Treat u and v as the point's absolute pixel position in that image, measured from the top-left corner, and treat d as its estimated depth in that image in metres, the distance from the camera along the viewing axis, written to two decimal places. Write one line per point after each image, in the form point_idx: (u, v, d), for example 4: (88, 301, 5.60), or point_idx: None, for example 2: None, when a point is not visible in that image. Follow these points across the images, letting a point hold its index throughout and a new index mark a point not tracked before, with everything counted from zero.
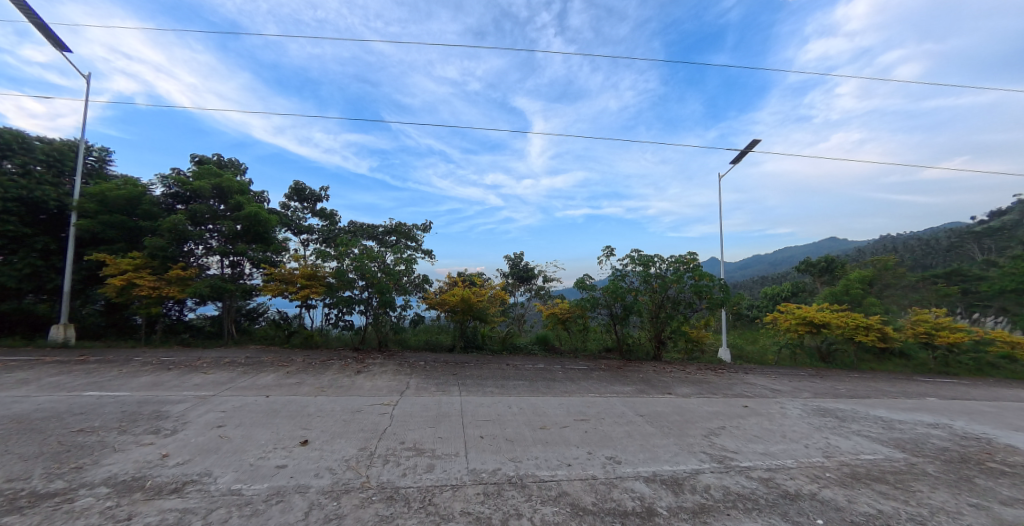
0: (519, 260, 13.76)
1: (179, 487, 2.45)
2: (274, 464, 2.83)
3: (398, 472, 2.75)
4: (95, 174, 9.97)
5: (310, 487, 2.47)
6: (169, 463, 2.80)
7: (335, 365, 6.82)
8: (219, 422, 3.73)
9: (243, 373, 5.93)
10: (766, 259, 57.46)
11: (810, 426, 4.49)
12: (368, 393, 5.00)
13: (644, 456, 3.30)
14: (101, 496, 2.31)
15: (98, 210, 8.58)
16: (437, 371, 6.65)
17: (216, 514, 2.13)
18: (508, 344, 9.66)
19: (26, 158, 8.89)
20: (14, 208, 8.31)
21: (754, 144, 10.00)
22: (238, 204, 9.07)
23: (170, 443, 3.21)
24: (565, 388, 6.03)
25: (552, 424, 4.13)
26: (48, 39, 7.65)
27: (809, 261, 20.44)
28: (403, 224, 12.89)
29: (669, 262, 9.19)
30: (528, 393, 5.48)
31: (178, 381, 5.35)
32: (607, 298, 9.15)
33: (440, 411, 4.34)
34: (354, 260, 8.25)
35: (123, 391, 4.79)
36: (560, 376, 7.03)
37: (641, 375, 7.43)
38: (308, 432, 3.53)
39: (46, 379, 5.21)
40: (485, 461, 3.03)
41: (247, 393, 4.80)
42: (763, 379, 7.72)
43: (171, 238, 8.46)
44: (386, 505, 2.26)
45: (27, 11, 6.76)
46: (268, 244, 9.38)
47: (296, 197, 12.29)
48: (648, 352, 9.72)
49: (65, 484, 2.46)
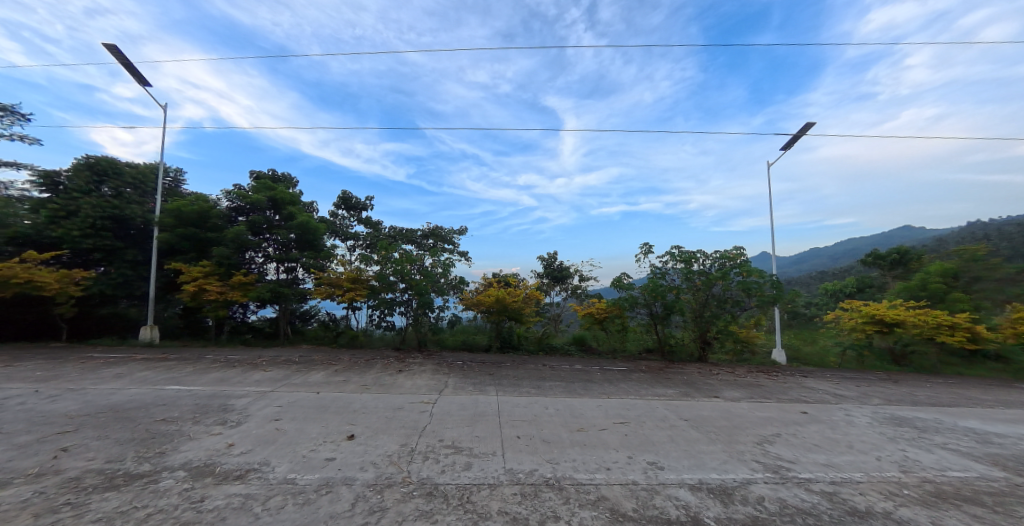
0: (553, 259, 13.64)
1: (242, 474, 2.68)
2: (323, 456, 3.01)
3: (437, 469, 2.82)
4: (172, 192, 11.24)
5: (356, 479, 2.60)
6: (234, 452, 3.08)
7: (379, 364, 7.13)
8: (276, 416, 4.04)
9: (296, 371, 6.39)
10: (825, 253, 52.50)
11: (882, 437, 4.02)
12: (409, 391, 5.18)
13: (688, 462, 3.13)
14: (180, 479, 2.59)
15: (174, 224, 9.61)
16: (474, 371, 6.75)
17: (274, 500, 2.31)
18: (544, 345, 9.61)
19: (117, 182, 10.21)
20: (108, 224, 9.55)
21: (808, 127, 9.20)
22: (291, 214, 9.84)
23: (235, 433, 3.53)
24: (603, 389, 5.88)
25: (590, 426, 4.05)
26: (133, 77, 8.75)
27: (876, 254, 18.37)
28: (440, 227, 13.23)
29: (713, 258, 8.69)
30: (564, 394, 5.42)
31: (241, 378, 5.86)
32: (646, 297, 8.86)
33: (476, 411, 4.38)
34: (395, 264, 8.61)
35: (196, 385, 5.34)
36: (597, 377, 6.88)
37: (684, 378, 7.08)
38: (354, 427, 3.73)
39: (136, 374, 5.94)
40: (522, 462, 3.02)
41: (301, 390, 5.16)
42: (824, 384, 7.08)
43: (235, 247, 9.24)
44: (426, 501, 2.33)
45: (116, 53, 7.74)
46: (317, 251, 9.99)
47: (343, 206, 13.02)
48: (692, 354, 9.23)
49: (150, 466, 2.78)
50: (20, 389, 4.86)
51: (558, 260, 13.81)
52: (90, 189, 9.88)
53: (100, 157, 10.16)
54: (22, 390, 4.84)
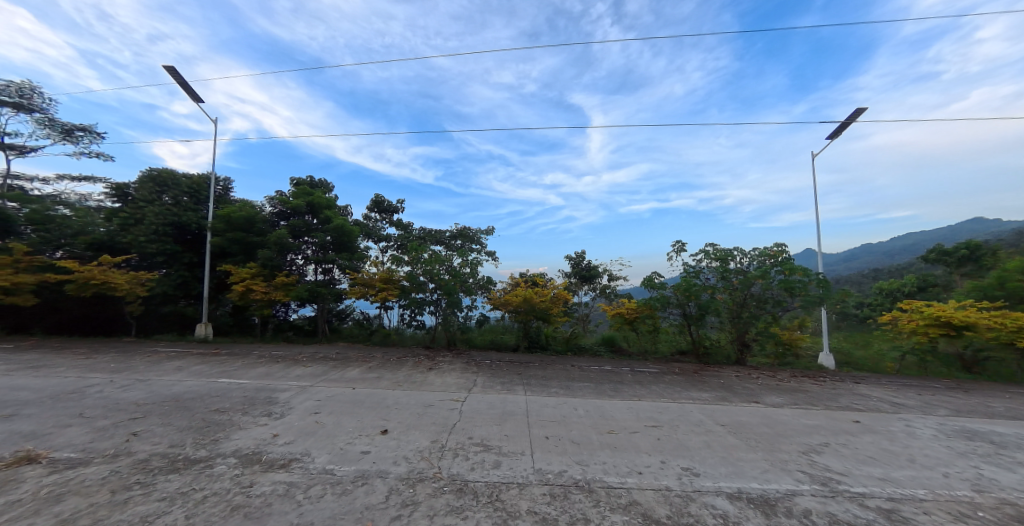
0: (581, 258, 13.46)
1: (286, 463, 2.85)
2: (359, 449, 3.14)
3: (467, 466, 2.86)
4: (222, 199, 12.13)
5: (389, 472, 2.69)
6: (278, 441, 3.28)
7: (410, 361, 7.34)
8: (315, 409, 4.26)
9: (333, 367, 6.72)
10: (880, 249, 48.33)
11: (950, 452, 3.65)
12: (439, 389, 5.30)
13: (726, 470, 2.99)
14: (232, 465, 2.80)
15: (224, 229, 10.35)
16: (502, 370, 6.79)
17: (314, 489, 2.44)
18: (572, 345, 9.52)
19: (176, 192, 11.16)
20: (168, 230, 10.45)
21: (858, 113, 8.51)
22: (327, 218, 10.34)
23: (279, 424, 3.76)
24: (634, 391, 5.75)
25: (620, 428, 3.96)
26: (188, 95, 9.52)
27: (941, 250, 16.70)
28: (467, 228, 13.42)
29: (752, 256, 8.25)
30: (593, 395, 5.35)
31: (284, 372, 6.23)
32: (679, 296, 8.55)
33: (505, 410, 4.41)
34: (425, 264, 8.82)
35: (245, 379, 5.74)
36: (628, 379, 6.72)
37: (721, 381, 6.77)
38: (387, 422, 3.86)
39: (194, 368, 6.47)
40: (551, 462, 3.00)
41: (338, 385, 5.41)
42: (880, 391, 6.53)
43: (277, 249, 9.83)
44: (456, 497, 2.37)
45: (174, 73, 8.46)
46: (352, 253, 10.43)
47: (376, 209, 13.50)
48: (729, 356, 8.81)
49: (206, 452, 3.02)
50: (99, 379, 5.43)
51: (586, 259, 13.59)
52: (153, 198, 10.86)
53: (161, 169, 11.14)
54: (100, 379, 5.41)
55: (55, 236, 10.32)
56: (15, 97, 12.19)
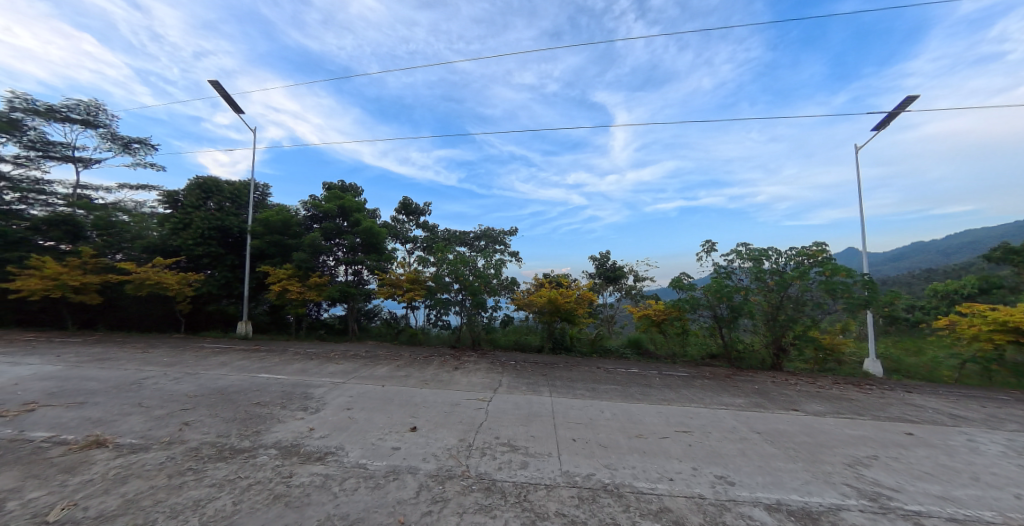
0: (606, 259, 13.23)
1: (322, 456, 2.98)
2: (390, 445, 3.24)
3: (494, 465, 2.89)
4: (261, 205, 12.84)
5: (419, 469, 2.75)
6: (314, 435, 3.43)
7: (436, 361, 7.48)
8: (348, 405, 4.42)
9: (364, 365, 6.95)
10: (934, 247, 44.61)
11: (1022, 471, 3.31)
12: (465, 388, 5.36)
13: (762, 480, 2.86)
14: (273, 456, 2.96)
15: (262, 232, 10.92)
16: (527, 370, 6.80)
17: (348, 482, 2.54)
18: (598, 347, 9.39)
19: (220, 198, 11.92)
20: (213, 234, 11.17)
21: (909, 102, 7.91)
22: (357, 221, 10.73)
23: (314, 419, 3.93)
24: (663, 395, 5.59)
25: (649, 433, 3.87)
26: (230, 107, 10.15)
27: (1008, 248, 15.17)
28: (491, 228, 13.52)
29: (789, 256, 7.84)
30: (621, 398, 5.25)
31: (318, 369, 6.51)
32: (710, 298, 8.24)
33: (531, 411, 4.41)
34: (450, 265, 8.97)
35: (283, 374, 6.05)
36: (656, 382, 6.55)
37: (756, 387, 6.47)
38: (416, 420, 3.96)
39: (236, 363, 6.87)
40: (578, 465, 2.97)
41: (368, 382, 5.59)
42: (937, 402, 6.02)
43: (311, 251, 10.28)
44: (484, 495, 2.40)
45: (218, 87, 9.05)
46: (380, 254, 10.76)
47: (403, 211, 13.85)
48: (764, 361, 8.40)
49: (250, 443, 3.20)
50: (154, 371, 5.88)
51: (611, 260, 13.35)
52: (200, 204, 11.65)
53: (206, 177, 11.94)
54: (155, 372, 5.86)
55: (116, 240, 11.29)
56: (83, 114, 13.43)
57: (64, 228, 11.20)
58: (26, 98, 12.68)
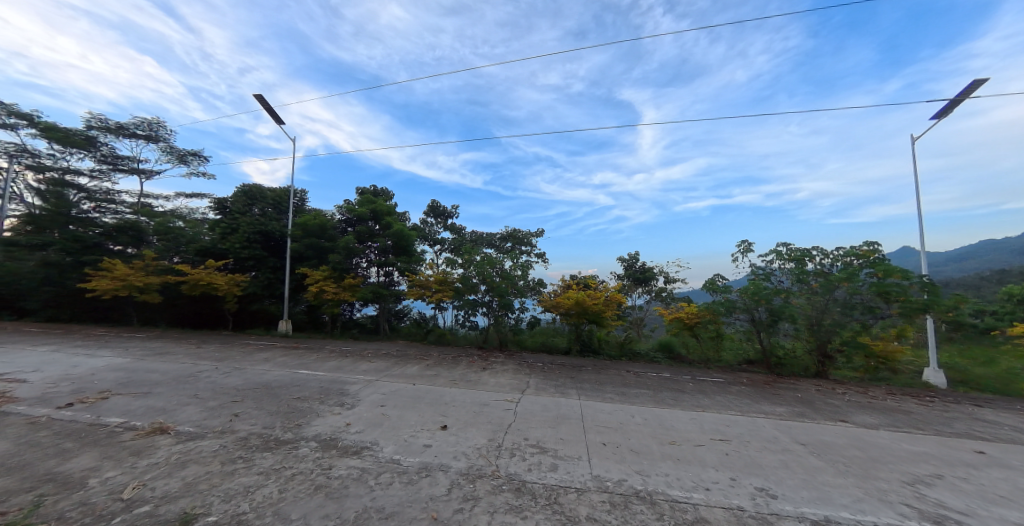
0: (635, 260, 12.92)
1: (358, 450, 3.10)
2: (422, 442, 3.32)
3: (524, 466, 2.89)
4: (299, 210, 13.59)
5: (450, 467, 2.81)
6: (351, 430, 3.58)
7: (464, 361, 7.59)
8: (381, 402, 4.58)
9: (395, 363, 7.17)
10: (1006, 246, 40.22)
11: None
12: (493, 389, 5.41)
13: (808, 494, 2.70)
14: (314, 448, 3.12)
15: (300, 235, 11.47)
16: (555, 372, 6.77)
17: (384, 476, 2.63)
18: (627, 350, 9.19)
19: (263, 204, 12.73)
20: (257, 238, 11.92)
21: (975, 87, 7.21)
22: (388, 224, 11.11)
23: (350, 414, 4.10)
24: (696, 401, 5.39)
25: (683, 440, 3.74)
26: (273, 118, 10.82)
27: None
28: (517, 230, 13.56)
29: (835, 256, 7.45)
30: (652, 403, 5.11)
31: (353, 366, 6.79)
32: (747, 301, 7.87)
33: (559, 413, 4.38)
34: (477, 267, 9.09)
35: (320, 371, 6.35)
36: (689, 387, 6.33)
37: (798, 395, 6.10)
38: (446, 418, 4.04)
39: (278, 359, 7.29)
40: (609, 470, 2.92)
41: (400, 380, 5.77)
42: (1012, 418, 5.41)
43: (345, 253, 10.73)
44: (515, 496, 2.41)
45: (262, 100, 9.67)
46: (410, 256, 11.07)
47: (431, 214, 14.18)
48: (807, 368, 7.89)
49: (293, 435, 3.40)
50: (206, 366, 6.35)
51: (640, 261, 13.03)
52: (245, 210, 12.48)
53: (251, 184, 12.78)
54: (208, 366, 6.33)
55: (173, 244, 12.30)
56: (146, 130, 14.75)
57: (130, 234, 12.35)
58: (100, 117, 14.06)
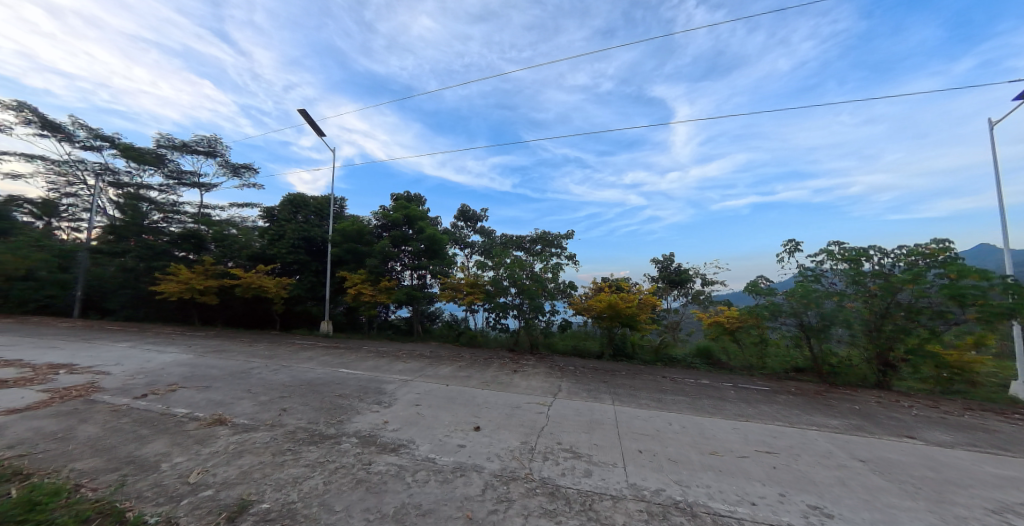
0: (669, 262, 12.47)
1: (396, 447, 3.21)
2: (456, 442, 3.39)
3: (557, 471, 2.87)
4: (339, 216, 14.34)
5: (484, 468, 2.84)
6: (388, 427, 3.72)
7: (495, 363, 7.65)
8: (416, 401, 4.71)
9: (429, 364, 7.35)
10: None
11: None
12: (525, 391, 5.42)
13: (869, 516, 2.47)
14: (355, 444, 3.26)
15: (340, 241, 12.06)
16: (587, 377, 6.66)
17: (420, 474, 2.71)
18: (662, 355, 8.85)
19: (306, 211, 13.55)
20: (301, 243, 12.70)
21: None
22: (421, 228, 11.46)
23: (387, 412, 4.25)
24: (739, 410, 5.11)
25: (725, 450, 3.55)
26: (315, 131, 11.52)
27: None
28: (547, 232, 13.50)
29: (896, 256, 6.80)
30: (690, 410, 4.89)
31: (389, 366, 7.04)
32: (795, 304, 7.36)
33: (593, 418, 4.31)
34: (507, 269, 9.14)
35: (359, 370, 6.63)
36: (730, 395, 6.01)
37: (856, 407, 5.61)
38: (478, 419, 4.09)
39: (321, 358, 7.70)
40: (646, 478, 2.83)
41: (433, 381, 5.90)
42: None
43: (381, 257, 11.17)
44: (549, 500, 2.39)
45: (305, 114, 10.33)
46: (442, 259, 11.33)
47: (461, 218, 14.45)
48: (866, 379, 7.24)
49: (336, 430, 3.58)
50: (257, 363, 6.84)
51: (676, 263, 12.56)
52: (290, 218, 13.34)
53: (296, 193, 13.66)
54: (259, 363, 6.81)
55: (228, 250, 13.36)
56: (206, 146, 16.16)
57: (192, 241, 13.55)
58: (168, 136, 15.59)
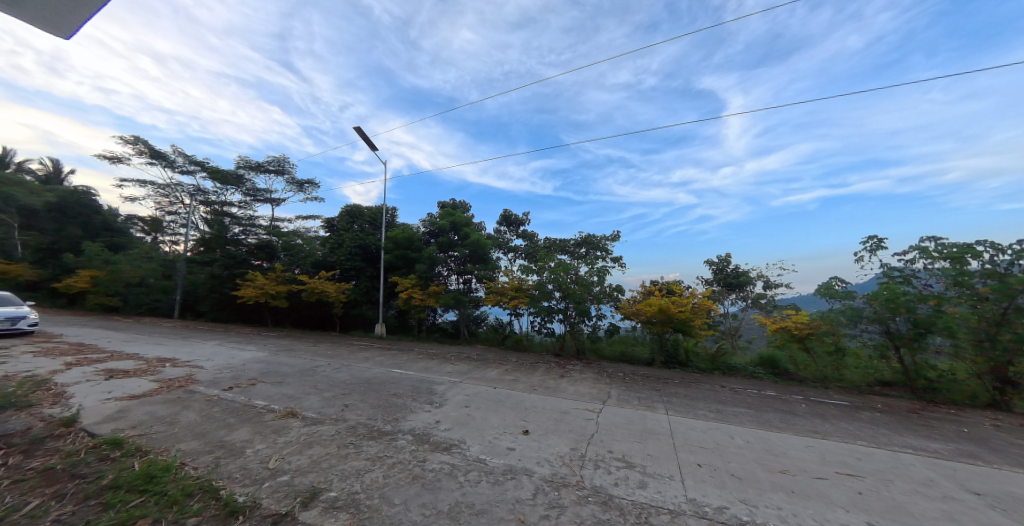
0: (726, 263, 11.67)
1: (448, 447, 3.32)
2: (506, 445, 3.42)
3: (610, 480, 2.79)
4: (391, 225, 15.21)
5: (534, 472, 2.84)
6: (440, 427, 3.85)
7: (542, 367, 7.62)
8: (465, 403, 4.83)
9: (476, 367, 7.51)
10: None
11: None
12: (572, 397, 5.34)
13: None
14: (410, 441, 3.42)
15: (392, 247, 12.77)
16: (638, 384, 6.41)
17: (472, 474, 2.77)
18: (720, 364, 8.26)
19: (362, 221, 14.55)
20: (357, 251, 13.63)
21: None
22: (466, 234, 11.79)
23: (438, 412, 4.40)
24: (813, 426, 4.61)
25: (798, 470, 3.22)
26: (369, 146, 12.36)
27: None
28: (592, 235, 13.24)
29: (1014, 252, 5.75)
30: (755, 424, 4.50)
31: (438, 368, 7.29)
32: (879, 309, 6.53)
33: (646, 428, 4.13)
34: (552, 273, 9.08)
35: (411, 371, 6.94)
36: (802, 409, 5.45)
37: (963, 430, 4.81)
38: (527, 423, 4.10)
39: (376, 358, 8.18)
40: (708, 495, 2.66)
41: (481, 383, 6.01)
42: None
43: (429, 263, 11.65)
44: (602, 509, 2.33)
45: (360, 131, 11.13)
46: (486, 264, 11.56)
47: (505, 223, 14.64)
48: (976, 397, 6.19)
49: (393, 427, 3.78)
50: (322, 361, 7.42)
51: (733, 264, 11.71)
52: (348, 227, 14.40)
53: (353, 205, 14.73)
54: (323, 362, 7.39)
55: (296, 258, 14.71)
56: (277, 165, 17.99)
57: (265, 251, 15.10)
58: (247, 159, 17.61)
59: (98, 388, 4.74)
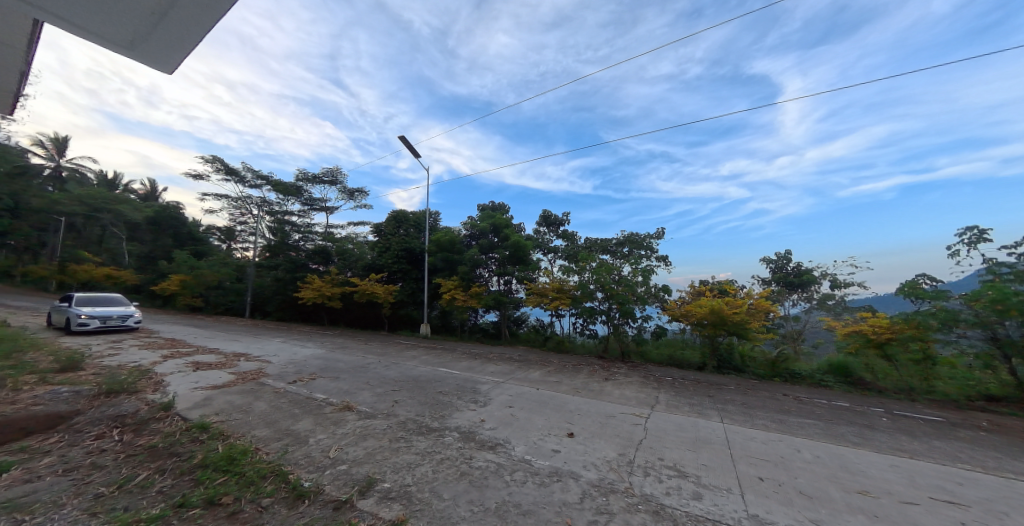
0: (786, 261, 10.73)
1: (493, 446, 3.36)
2: (551, 446, 3.40)
3: (661, 489, 2.66)
4: (434, 228, 15.76)
5: (581, 476, 2.79)
6: (485, 426, 3.91)
7: (585, 370, 7.47)
8: (509, 403, 4.86)
9: (518, 368, 7.54)
10: None
11: None
12: (618, 401, 5.17)
13: None
14: (456, 438, 3.51)
15: (435, 250, 13.21)
16: (689, 389, 6.07)
17: (518, 474, 2.79)
18: (781, 370, 7.60)
19: (407, 225, 15.22)
20: (403, 254, 14.27)
21: None
22: (506, 236, 11.91)
23: (482, 411, 4.48)
24: (899, 443, 4.08)
25: (881, 492, 2.87)
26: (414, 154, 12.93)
27: None
28: (635, 233, 12.79)
29: None
30: (826, 438, 4.08)
31: (481, 368, 7.42)
32: (983, 311, 5.63)
33: (699, 436, 3.89)
34: (594, 273, 8.91)
35: (455, 370, 7.12)
36: (882, 423, 4.86)
37: None
38: (572, 426, 4.04)
39: (422, 357, 8.50)
40: (772, 511, 2.45)
41: (524, 384, 6.02)
42: None
43: (471, 265, 11.91)
44: (653, 519, 2.24)
45: (405, 141, 11.69)
46: (527, 265, 11.61)
47: (544, 224, 14.59)
48: None
49: (439, 424, 3.90)
50: (373, 359, 7.85)
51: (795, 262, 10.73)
52: (395, 232, 15.13)
53: (399, 210, 15.45)
54: (374, 359, 7.82)
55: (348, 262, 15.72)
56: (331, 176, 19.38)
57: (322, 256, 16.29)
58: (305, 171, 19.16)
59: (188, 378, 5.38)
